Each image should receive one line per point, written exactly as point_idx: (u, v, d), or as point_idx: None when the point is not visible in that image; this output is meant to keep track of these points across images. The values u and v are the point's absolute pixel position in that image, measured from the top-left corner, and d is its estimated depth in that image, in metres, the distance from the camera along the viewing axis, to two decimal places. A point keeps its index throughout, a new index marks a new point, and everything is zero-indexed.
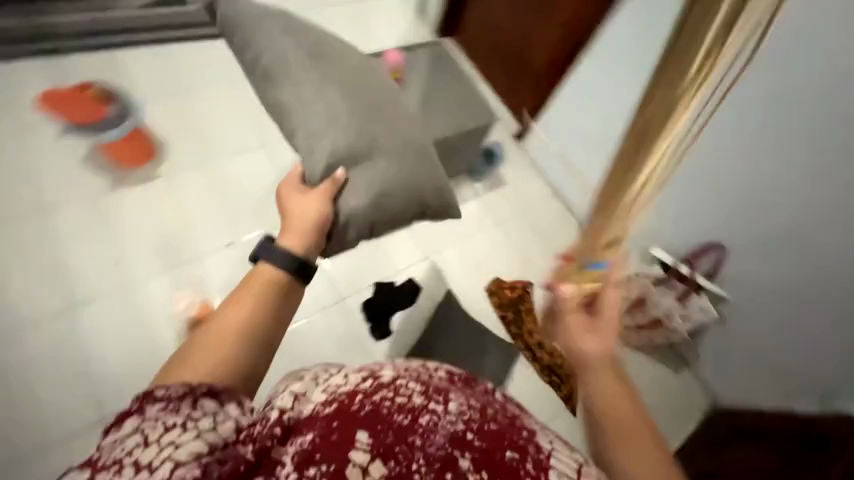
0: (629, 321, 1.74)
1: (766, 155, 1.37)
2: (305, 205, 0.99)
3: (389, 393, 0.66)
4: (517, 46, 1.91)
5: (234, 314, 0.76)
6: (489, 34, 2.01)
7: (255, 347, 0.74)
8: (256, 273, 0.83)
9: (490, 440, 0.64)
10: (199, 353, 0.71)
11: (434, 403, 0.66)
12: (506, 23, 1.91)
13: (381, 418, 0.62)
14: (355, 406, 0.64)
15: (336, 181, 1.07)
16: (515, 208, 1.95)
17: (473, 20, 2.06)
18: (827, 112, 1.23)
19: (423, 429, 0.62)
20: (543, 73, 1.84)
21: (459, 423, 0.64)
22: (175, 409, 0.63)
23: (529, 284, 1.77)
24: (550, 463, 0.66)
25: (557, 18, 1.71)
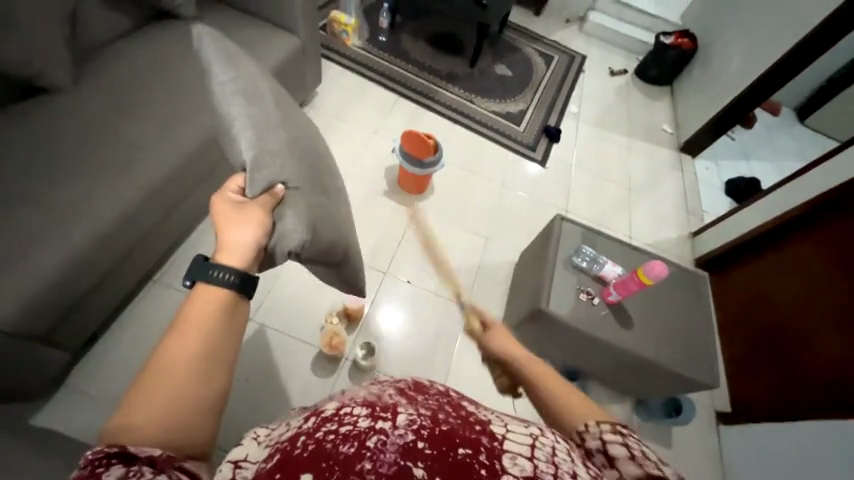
0: None
1: None
2: (240, 221, 0.73)
3: (328, 424, 0.40)
4: (795, 347, 1.55)
5: (184, 341, 0.50)
6: (760, 295, 1.75)
7: (219, 367, 0.52)
8: (197, 294, 0.56)
9: (440, 440, 0.39)
10: (145, 408, 0.46)
11: (382, 413, 0.41)
12: (801, 311, 1.58)
13: (322, 453, 0.37)
14: (295, 447, 0.39)
15: (276, 195, 0.85)
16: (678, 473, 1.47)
17: (759, 271, 1.79)
18: None
19: (372, 449, 0.37)
20: (797, 367, 1.52)
21: (409, 431, 0.39)
22: (136, 471, 0.41)
23: None
24: (515, 454, 0.41)
25: (827, 326, 1.48)
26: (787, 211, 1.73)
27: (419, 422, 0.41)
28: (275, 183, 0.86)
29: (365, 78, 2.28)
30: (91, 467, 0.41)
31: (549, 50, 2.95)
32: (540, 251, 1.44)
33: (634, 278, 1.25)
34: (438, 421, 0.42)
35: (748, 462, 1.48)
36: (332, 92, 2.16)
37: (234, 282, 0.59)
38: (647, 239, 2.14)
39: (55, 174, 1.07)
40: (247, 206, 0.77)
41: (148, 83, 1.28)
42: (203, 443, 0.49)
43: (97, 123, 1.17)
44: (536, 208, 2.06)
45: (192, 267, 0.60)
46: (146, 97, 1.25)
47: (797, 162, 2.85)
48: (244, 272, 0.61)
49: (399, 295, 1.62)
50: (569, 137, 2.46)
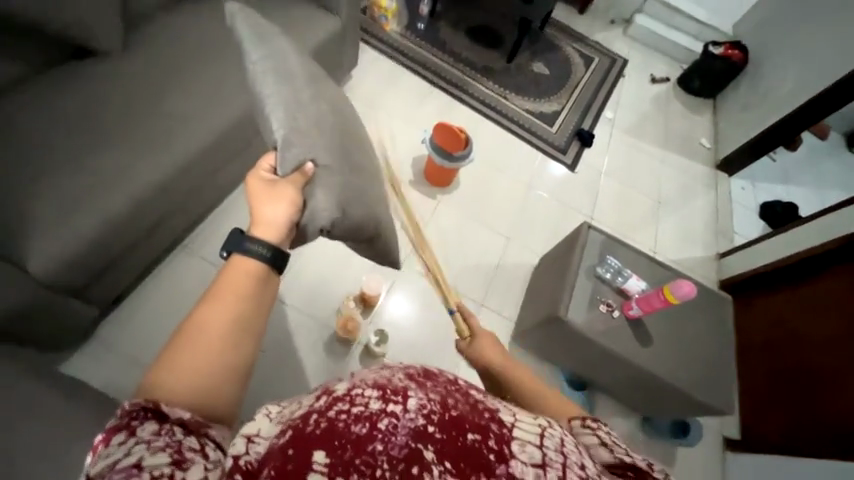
0: None
1: None
2: (273, 200, 0.81)
3: (339, 402, 0.40)
4: (817, 384, 1.50)
5: (217, 311, 0.53)
6: (786, 326, 1.69)
7: (249, 338, 0.54)
8: (232, 266, 0.60)
9: (450, 427, 0.39)
10: (182, 369, 0.49)
11: (393, 395, 0.40)
12: (829, 347, 1.52)
13: (334, 432, 0.38)
14: (307, 425, 0.39)
15: (306, 174, 0.87)
16: None
17: (786, 300, 1.73)
18: None
19: (384, 431, 0.38)
20: (817, 403, 1.47)
21: (420, 414, 0.39)
22: (166, 431, 0.43)
23: None
24: (522, 441, 0.42)
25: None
26: (829, 240, 1.64)
27: (430, 406, 0.40)
28: (306, 161, 0.88)
29: (399, 65, 2.26)
30: (128, 417, 0.44)
31: (589, 50, 2.87)
32: (562, 257, 1.41)
33: (658, 296, 1.21)
34: (448, 407, 0.41)
35: None
36: (366, 77, 2.15)
37: (268, 257, 0.62)
38: (672, 256, 2.09)
39: (98, 136, 1.10)
40: (278, 186, 0.82)
41: (191, 54, 1.30)
42: (229, 408, 0.51)
43: (141, 90, 1.20)
44: (561, 212, 2.03)
45: (229, 239, 0.64)
46: (189, 67, 1.27)
47: (840, 191, 2.72)
48: (274, 246, 0.64)
49: (415, 286, 1.64)
50: (602, 143, 2.40)
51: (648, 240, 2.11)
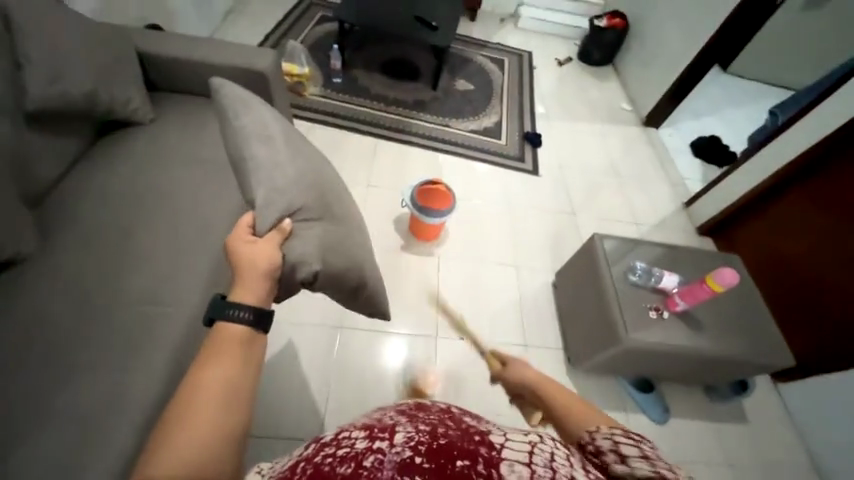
0: None
1: None
2: (253, 258, 0.67)
3: (327, 448, 0.42)
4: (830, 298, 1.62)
5: (203, 371, 0.48)
6: (776, 254, 1.84)
7: (243, 404, 0.48)
8: (215, 335, 0.54)
9: (437, 453, 0.39)
10: (170, 440, 0.42)
11: (379, 433, 0.42)
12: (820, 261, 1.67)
13: (320, 474, 0.39)
14: (295, 474, 0.41)
15: (285, 230, 0.77)
16: (761, 447, 1.50)
17: (767, 229, 1.89)
18: None
19: (369, 468, 0.37)
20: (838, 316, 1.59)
21: (407, 447, 0.39)
22: None
23: None
24: (511, 459, 0.39)
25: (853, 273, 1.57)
26: (759, 182, 1.89)
27: (416, 438, 0.41)
28: (282, 216, 0.78)
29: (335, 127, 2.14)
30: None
31: (497, 54, 2.97)
32: (590, 276, 1.43)
33: (702, 285, 1.23)
34: (436, 435, 0.41)
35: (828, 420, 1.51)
36: None
37: (252, 317, 0.57)
38: (651, 220, 2.21)
39: (70, 366, 0.87)
40: (257, 245, 0.69)
41: (139, 216, 1.09)
42: None
43: (99, 286, 0.98)
44: (544, 217, 2.06)
45: (210, 306, 0.59)
46: (143, 233, 1.07)
47: (738, 109, 3.10)
48: (259, 306, 0.59)
49: (457, 354, 1.54)
50: (548, 138, 2.49)
51: (626, 213, 2.21)
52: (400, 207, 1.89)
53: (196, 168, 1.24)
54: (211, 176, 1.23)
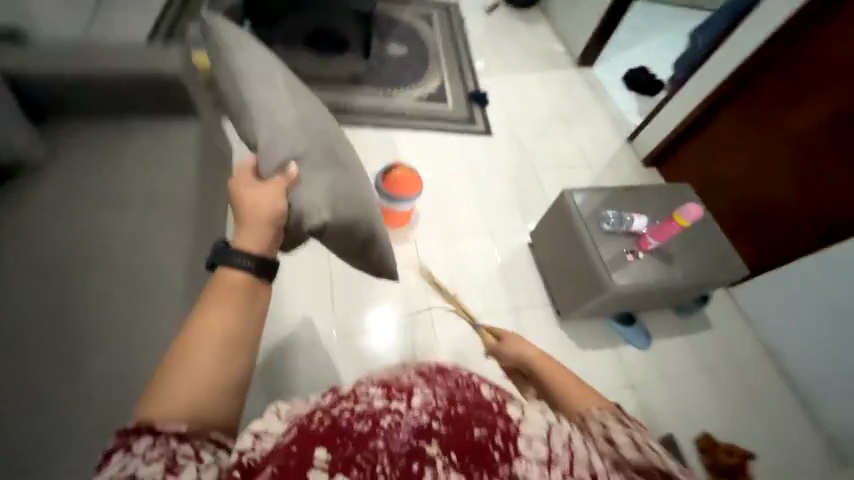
0: None
1: None
2: (256, 200, 0.68)
3: (346, 403, 0.50)
4: (768, 211, 1.78)
5: (212, 323, 0.53)
6: (718, 174, 1.94)
7: (244, 349, 0.54)
8: (217, 280, 0.58)
9: (451, 418, 0.48)
10: (182, 380, 0.49)
11: (397, 393, 0.50)
12: (755, 177, 1.81)
13: (337, 430, 0.46)
14: (312, 423, 0.48)
15: (290, 175, 0.76)
16: (726, 350, 1.70)
17: (705, 153, 1.99)
18: None
19: (386, 429, 0.46)
20: (778, 227, 1.74)
21: (423, 412, 0.48)
22: (161, 443, 0.45)
23: (748, 453, 1.44)
24: (531, 437, 0.49)
25: (785, 186, 1.72)
26: (694, 109, 1.98)
27: (433, 404, 0.49)
28: (288, 162, 0.78)
29: None
30: (123, 438, 0.46)
31: (428, 8, 2.79)
32: (567, 231, 1.48)
33: (669, 222, 1.31)
34: (452, 403, 0.50)
35: (779, 316, 1.70)
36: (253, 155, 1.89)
37: (256, 268, 0.61)
38: (604, 160, 2.27)
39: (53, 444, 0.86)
40: (260, 190, 0.70)
41: (93, 274, 1.05)
42: (226, 416, 0.51)
43: (61, 356, 0.94)
44: (507, 178, 2.06)
45: (214, 250, 0.62)
46: (102, 291, 1.03)
47: (671, 32, 3.14)
48: (259, 257, 0.62)
49: (453, 335, 1.56)
50: (495, 95, 2.44)
51: (580, 158, 2.25)
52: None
53: (141, 210, 1.16)
54: (159, 217, 1.16)
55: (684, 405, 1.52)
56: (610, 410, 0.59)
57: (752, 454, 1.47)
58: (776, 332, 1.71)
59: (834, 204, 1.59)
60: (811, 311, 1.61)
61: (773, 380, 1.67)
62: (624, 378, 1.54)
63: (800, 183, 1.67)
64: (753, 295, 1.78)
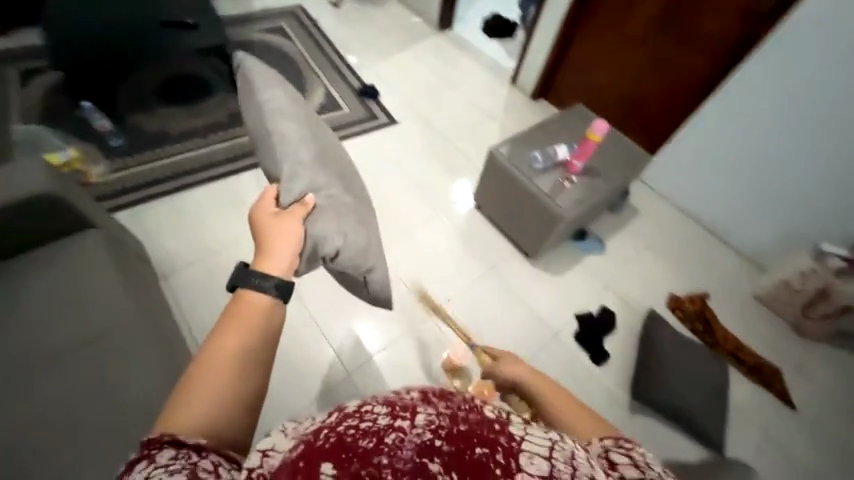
0: (808, 313, 1.64)
1: (785, 159, 1.64)
2: (279, 231, 0.75)
3: (349, 419, 0.41)
4: (647, 102, 2.01)
5: (229, 338, 0.56)
6: (596, 86, 2.16)
7: (260, 367, 0.56)
8: (241, 301, 0.63)
9: (457, 437, 0.39)
10: (198, 389, 0.52)
11: (401, 411, 0.41)
12: (625, 77, 2.03)
13: (342, 445, 0.38)
14: (318, 439, 0.40)
15: (307, 205, 0.81)
16: (659, 224, 1.96)
17: (579, 70, 2.18)
18: (807, 127, 1.55)
19: (390, 445, 0.38)
20: (659, 113, 1.99)
21: (428, 430, 0.40)
22: (183, 455, 0.46)
23: (706, 295, 1.73)
24: (532, 452, 0.40)
25: (650, 76, 1.94)
26: (556, 34, 2.11)
27: (438, 421, 0.41)
28: (306, 193, 0.82)
29: (179, 193, 1.85)
30: (148, 449, 0.47)
31: (280, 18, 2.64)
32: (507, 183, 1.62)
33: (586, 141, 1.47)
34: (457, 420, 0.41)
35: (684, 182, 1.95)
36: (174, 235, 1.74)
37: (274, 290, 0.65)
38: (501, 107, 2.41)
39: None
40: (282, 220, 0.77)
41: (65, 436, 0.90)
42: (239, 434, 0.52)
43: None
44: (429, 157, 2.11)
45: (238, 272, 0.68)
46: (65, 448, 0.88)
47: None
48: (281, 282, 0.67)
49: (451, 318, 1.62)
50: (382, 83, 2.44)
51: (481, 114, 2.36)
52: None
53: (84, 348, 1.00)
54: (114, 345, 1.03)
55: (646, 282, 1.78)
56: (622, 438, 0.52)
57: (707, 294, 1.77)
58: (684, 196, 1.98)
59: (686, 90, 1.85)
60: (703, 170, 1.87)
61: (700, 233, 1.95)
62: (598, 281, 1.77)
63: (659, 68, 1.89)
64: (659, 174, 2.02)
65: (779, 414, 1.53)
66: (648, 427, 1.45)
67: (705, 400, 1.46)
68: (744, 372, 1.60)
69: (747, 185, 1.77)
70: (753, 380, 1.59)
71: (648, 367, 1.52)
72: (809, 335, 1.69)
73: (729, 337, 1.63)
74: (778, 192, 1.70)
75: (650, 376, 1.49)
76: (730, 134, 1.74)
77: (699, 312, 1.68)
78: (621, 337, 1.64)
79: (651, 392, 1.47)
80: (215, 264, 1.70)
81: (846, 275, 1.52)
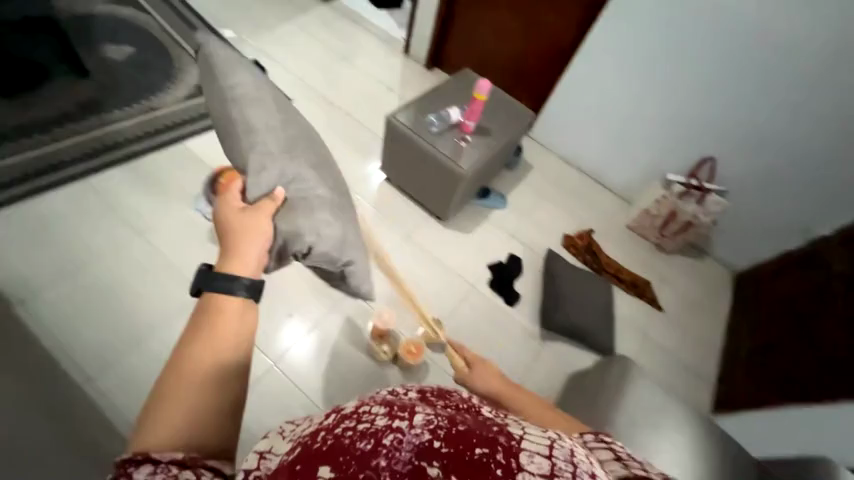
0: (667, 234, 2.00)
1: (635, 107, 1.95)
2: (245, 225, 0.72)
3: (347, 420, 0.38)
4: (526, 64, 2.17)
5: (196, 350, 0.52)
6: (481, 51, 2.27)
7: (236, 370, 0.53)
8: (207, 306, 0.58)
9: (456, 438, 0.36)
10: (168, 400, 0.49)
11: (399, 411, 0.38)
12: (504, 41, 2.17)
13: (340, 448, 0.36)
14: (315, 441, 0.38)
15: (276, 200, 0.80)
16: (550, 175, 2.20)
17: (464, 37, 2.28)
18: (647, 76, 1.86)
19: (388, 446, 0.35)
20: (536, 73, 2.17)
21: (427, 430, 0.36)
22: (160, 471, 0.43)
23: (590, 230, 2.01)
24: (532, 451, 0.37)
25: (525, 39, 2.10)
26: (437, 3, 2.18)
27: (436, 421, 0.38)
28: (276, 187, 0.82)
29: (27, 201, 1.54)
30: (123, 469, 0.44)
31: None
32: (410, 150, 1.67)
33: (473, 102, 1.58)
34: (456, 421, 0.39)
35: (565, 136, 2.20)
36: (28, 251, 1.46)
37: (245, 292, 0.60)
38: (397, 77, 2.40)
39: None
40: (246, 215, 0.73)
41: None
42: (224, 440, 0.49)
43: None
44: (329, 133, 2.04)
45: (198, 275, 0.61)
46: None
47: None
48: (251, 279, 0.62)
49: (373, 290, 1.64)
50: (266, 58, 2.25)
51: (378, 85, 2.33)
52: (206, 223, 1.66)
53: None
54: None
55: (544, 228, 1.99)
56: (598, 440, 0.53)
57: (593, 230, 2.05)
58: (566, 149, 2.23)
59: (557, 54, 2.06)
60: (577, 123, 2.13)
61: (584, 178, 2.23)
62: (504, 233, 1.93)
63: (531, 31, 2.06)
64: (545, 130, 2.25)
65: (652, 318, 1.87)
66: (557, 350, 1.67)
67: (598, 318, 1.72)
68: (624, 290, 1.92)
69: (611, 133, 2.07)
70: (632, 295, 1.91)
71: (552, 299, 1.73)
72: (669, 250, 2.07)
73: (611, 263, 1.93)
74: (635, 135, 2.02)
75: (553, 307, 1.71)
76: (596, 84, 2.00)
77: (586, 247, 1.95)
78: (528, 278, 1.84)
79: (555, 319, 1.69)
80: (90, 277, 1.47)
81: (686, 197, 1.90)
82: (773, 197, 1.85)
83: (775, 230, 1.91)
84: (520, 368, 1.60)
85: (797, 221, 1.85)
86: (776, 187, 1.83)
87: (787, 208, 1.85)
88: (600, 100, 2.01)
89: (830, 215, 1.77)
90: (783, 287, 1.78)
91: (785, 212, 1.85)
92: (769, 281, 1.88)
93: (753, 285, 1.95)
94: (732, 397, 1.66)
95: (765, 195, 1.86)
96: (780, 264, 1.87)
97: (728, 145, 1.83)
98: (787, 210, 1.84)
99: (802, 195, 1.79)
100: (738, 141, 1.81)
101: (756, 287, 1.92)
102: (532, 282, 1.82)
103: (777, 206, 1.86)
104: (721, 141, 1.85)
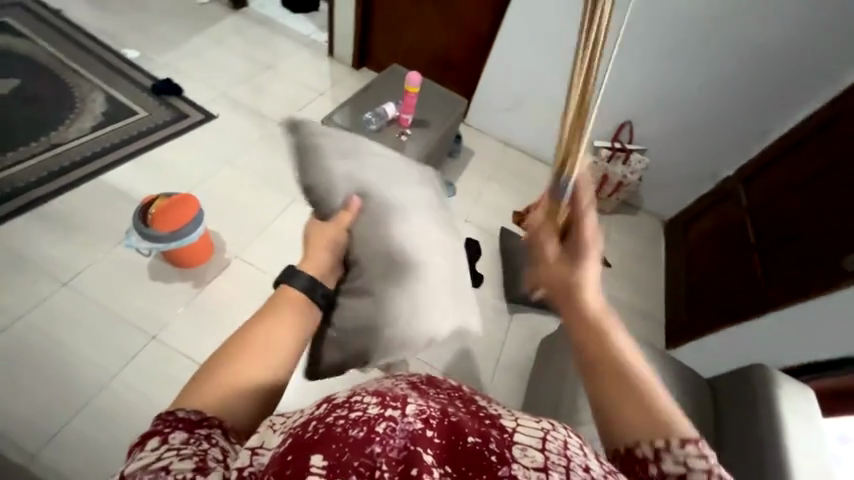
0: (602, 196, 2.17)
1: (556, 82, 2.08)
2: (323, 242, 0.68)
3: (338, 410, 0.38)
4: (451, 54, 2.23)
5: (266, 339, 0.50)
6: (406, 46, 2.30)
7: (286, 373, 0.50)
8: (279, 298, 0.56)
9: (448, 430, 0.38)
10: (220, 374, 0.47)
11: (391, 401, 0.39)
12: (427, 34, 2.20)
13: (333, 435, 0.36)
14: (308, 431, 0.37)
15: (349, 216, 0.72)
16: (492, 157, 2.29)
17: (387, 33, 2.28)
18: (561, 52, 2.00)
19: (381, 434, 0.36)
20: (462, 62, 2.24)
21: (420, 419, 0.38)
22: (195, 439, 0.40)
23: None
24: (525, 443, 0.39)
25: (446, 31, 2.16)
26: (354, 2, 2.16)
27: (428, 411, 0.39)
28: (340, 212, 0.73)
29: None
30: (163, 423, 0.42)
31: None
32: None
33: (407, 95, 1.60)
34: (448, 412, 0.40)
35: (499, 119, 2.30)
36: None
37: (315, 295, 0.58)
38: (327, 80, 2.35)
39: None
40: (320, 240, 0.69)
41: None
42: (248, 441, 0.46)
43: None
44: (264, 144, 1.96)
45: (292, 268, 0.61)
46: None
47: None
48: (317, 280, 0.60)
49: None
50: (180, 76, 2.10)
51: (308, 90, 2.26)
52: (145, 258, 1.53)
53: None
54: None
55: (493, 209, 2.07)
56: (686, 440, 0.48)
57: None
58: (502, 131, 2.33)
59: (477, 42, 2.14)
60: (508, 105, 2.23)
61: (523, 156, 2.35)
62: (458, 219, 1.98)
63: (451, 22, 2.12)
64: (480, 116, 2.33)
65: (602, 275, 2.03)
66: (524, 320, 1.75)
67: None
68: None
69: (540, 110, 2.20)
70: None
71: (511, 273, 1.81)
72: (607, 211, 2.25)
73: None
74: (560, 109, 2.16)
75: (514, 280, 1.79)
76: (519, 68, 2.11)
77: None
78: (487, 258, 1.90)
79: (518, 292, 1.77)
80: (13, 342, 1.30)
81: (613, 160, 2.08)
82: (683, 149, 2.08)
83: (690, 178, 2.15)
84: (494, 343, 1.66)
85: (706, 167, 2.09)
86: (685, 139, 2.05)
87: (697, 157, 2.08)
88: (525, 80, 2.12)
89: (729, 158, 2.03)
90: (704, 226, 2.01)
91: (695, 161, 2.09)
92: (692, 223, 2.12)
93: (680, 230, 2.18)
94: (678, 330, 1.86)
95: (677, 148, 2.09)
96: (699, 207, 2.11)
97: (641, 107, 2.03)
98: (697, 159, 2.08)
99: (706, 144, 2.03)
100: (648, 104, 2.01)
101: (682, 231, 2.16)
102: (491, 261, 1.90)
103: (688, 157, 2.09)
104: (634, 105, 2.04)
